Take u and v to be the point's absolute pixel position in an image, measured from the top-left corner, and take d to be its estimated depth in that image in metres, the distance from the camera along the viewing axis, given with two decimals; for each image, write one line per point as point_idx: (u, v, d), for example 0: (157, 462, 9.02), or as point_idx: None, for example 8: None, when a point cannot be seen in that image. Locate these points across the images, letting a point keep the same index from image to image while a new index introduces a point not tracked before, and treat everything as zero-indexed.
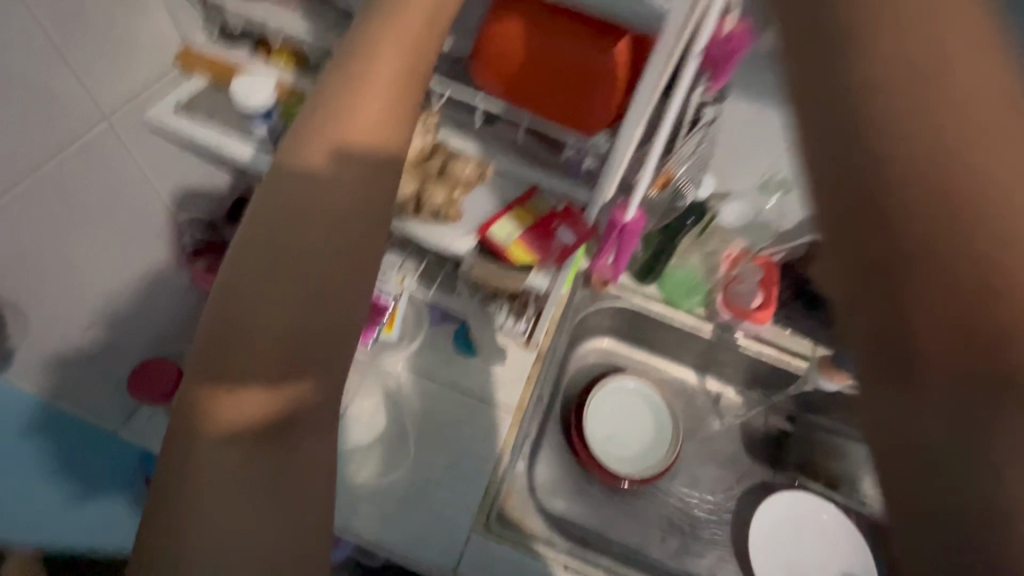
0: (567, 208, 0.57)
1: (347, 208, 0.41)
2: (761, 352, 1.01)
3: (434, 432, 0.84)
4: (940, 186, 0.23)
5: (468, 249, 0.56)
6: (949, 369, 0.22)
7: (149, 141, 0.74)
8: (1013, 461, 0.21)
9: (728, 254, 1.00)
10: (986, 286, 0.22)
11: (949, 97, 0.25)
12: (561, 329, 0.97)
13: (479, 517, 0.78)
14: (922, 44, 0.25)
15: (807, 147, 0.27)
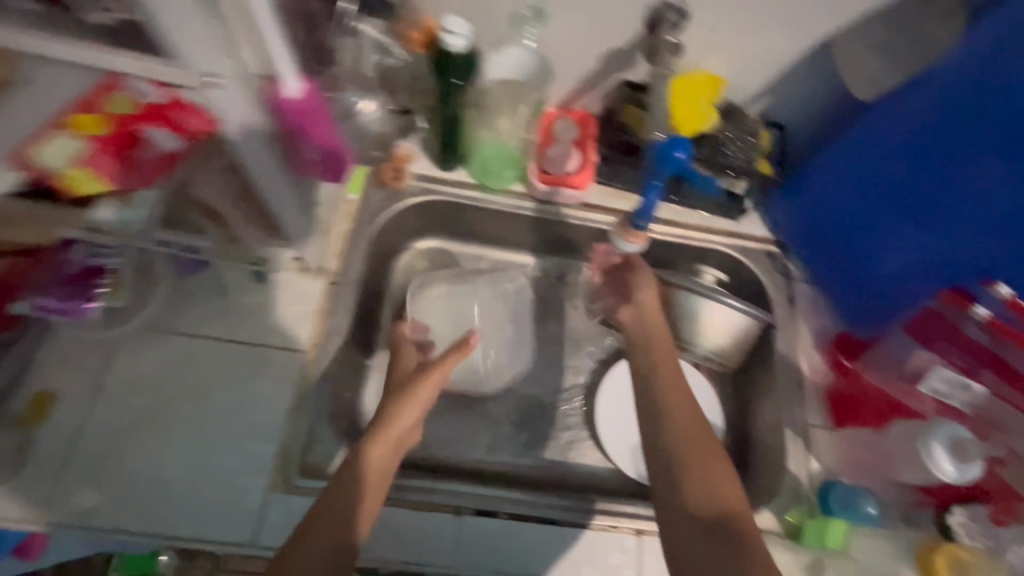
0: (165, 102, 0.48)
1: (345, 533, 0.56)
2: (588, 221, 0.90)
3: (209, 400, 0.72)
4: (686, 444, 0.63)
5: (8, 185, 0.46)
6: (697, 488, 0.60)
7: None
8: (703, 493, 0.60)
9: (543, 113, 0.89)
10: (701, 486, 0.60)
11: (675, 423, 0.65)
12: (355, 243, 0.83)
13: (275, 478, 0.69)
14: (671, 418, 0.66)
15: (658, 438, 0.65)
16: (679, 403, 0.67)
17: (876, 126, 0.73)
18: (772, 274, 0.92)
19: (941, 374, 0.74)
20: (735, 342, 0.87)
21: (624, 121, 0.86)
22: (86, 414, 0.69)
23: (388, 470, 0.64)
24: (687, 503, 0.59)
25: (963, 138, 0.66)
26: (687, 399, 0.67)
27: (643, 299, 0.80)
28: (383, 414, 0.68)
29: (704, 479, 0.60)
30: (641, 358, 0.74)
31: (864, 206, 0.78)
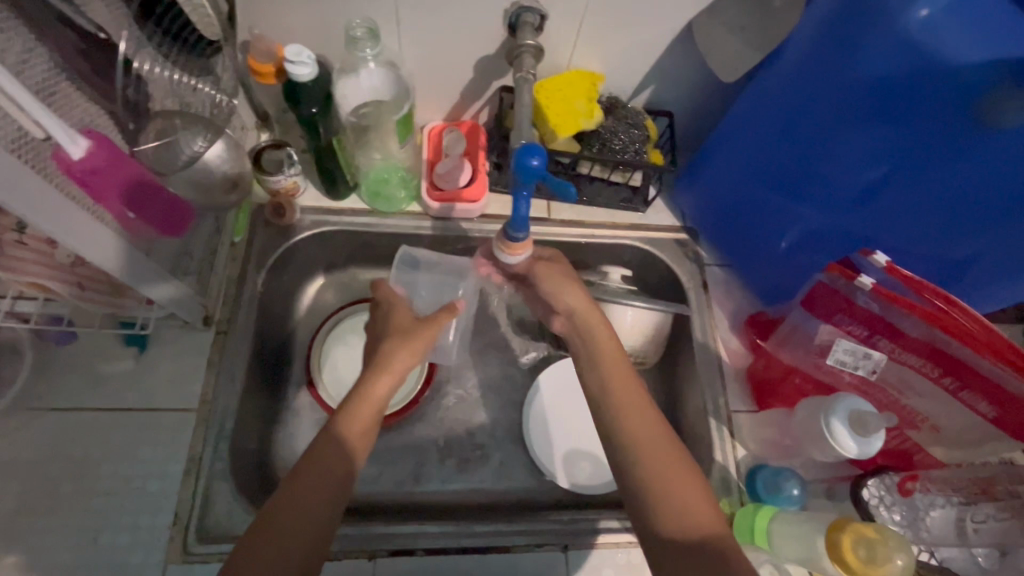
0: None
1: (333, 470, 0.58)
2: (490, 232, 0.88)
3: (94, 475, 0.68)
4: (649, 465, 0.58)
5: None
6: (664, 516, 0.55)
7: None
8: (673, 519, 0.55)
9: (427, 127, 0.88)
10: (671, 514, 0.55)
11: (633, 435, 0.60)
12: (244, 288, 0.79)
13: (170, 548, 0.65)
14: (628, 430, 0.61)
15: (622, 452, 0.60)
16: (635, 416, 0.62)
17: (769, 85, 0.70)
18: (682, 262, 0.91)
19: (844, 345, 0.72)
20: (651, 339, 0.86)
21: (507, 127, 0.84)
22: None
23: (371, 428, 0.63)
24: (657, 527, 0.55)
25: (839, 110, 0.64)
26: (644, 418, 0.61)
27: (574, 308, 0.72)
28: (379, 360, 0.68)
29: (661, 508, 0.55)
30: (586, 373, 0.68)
31: (769, 172, 0.76)
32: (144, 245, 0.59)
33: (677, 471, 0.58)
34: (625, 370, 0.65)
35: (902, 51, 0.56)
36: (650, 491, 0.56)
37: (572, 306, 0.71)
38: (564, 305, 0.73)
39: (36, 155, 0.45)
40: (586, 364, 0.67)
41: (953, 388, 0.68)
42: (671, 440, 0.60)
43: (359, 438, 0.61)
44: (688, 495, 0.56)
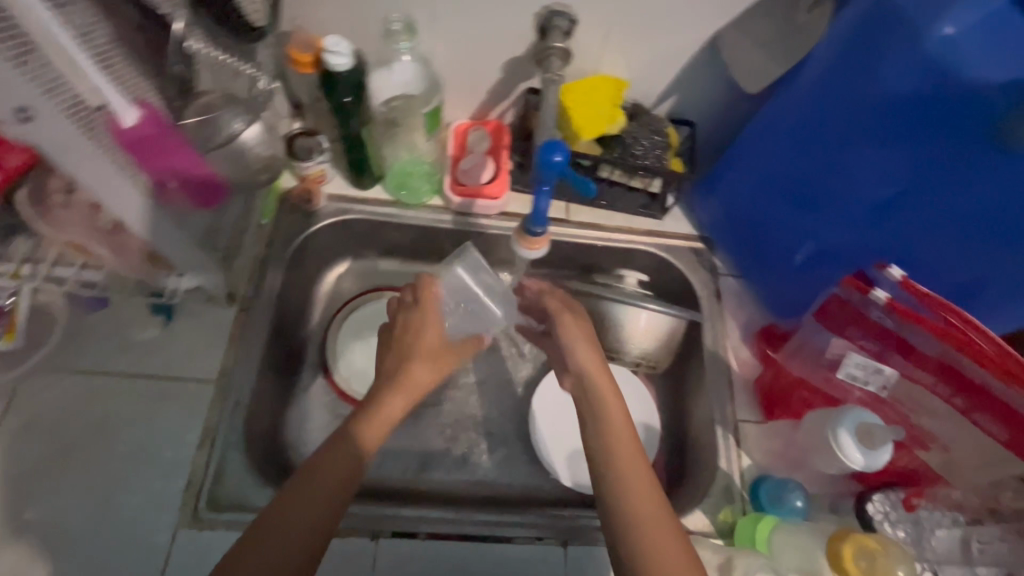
0: None
1: (345, 481, 0.58)
2: (508, 230, 0.90)
3: (114, 436, 0.70)
4: (644, 539, 0.56)
5: None
6: None
7: None
8: None
9: (451, 125, 0.90)
10: None
11: (632, 501, 0.58)
12: (269, 269, 0.82)
13: (181, 514, 0.67)
14: (626, 493, 0.59)
15: (616, 513, 0.59)
16: (633, 476, 0.60)
17: (794, 94, 0.70)
18: (696, 271, 0.92)
19: (855, 359, 0.72)
20: (664, 344, 0.87)
21: (531, 128, 0.86)
22: None
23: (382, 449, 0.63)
24: None
25: (863, 121, 0.64)
26: (645, 488, 0.60)
27: (584, 367, 0.70)
28: (399, 376, 0.66)
29: (655, 555, 0.55)
30: (589, 426, 0.65)
31: (790, 181, 0.76)
32: (180, 217, 0.61)
33: (675, 545, 0.56)
34: (632, 438, 0.63)
35: (925, 68, 0.57)
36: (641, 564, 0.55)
37: (582, 366, 0.70)
38: (578, 365, 0.70)
39: (93, 127, 0.48)
40: (590, 416, 0.66)
41: (964, 408, 0.68)
42: (669, 513, 0.58)
43: (373, 449, 0.62)
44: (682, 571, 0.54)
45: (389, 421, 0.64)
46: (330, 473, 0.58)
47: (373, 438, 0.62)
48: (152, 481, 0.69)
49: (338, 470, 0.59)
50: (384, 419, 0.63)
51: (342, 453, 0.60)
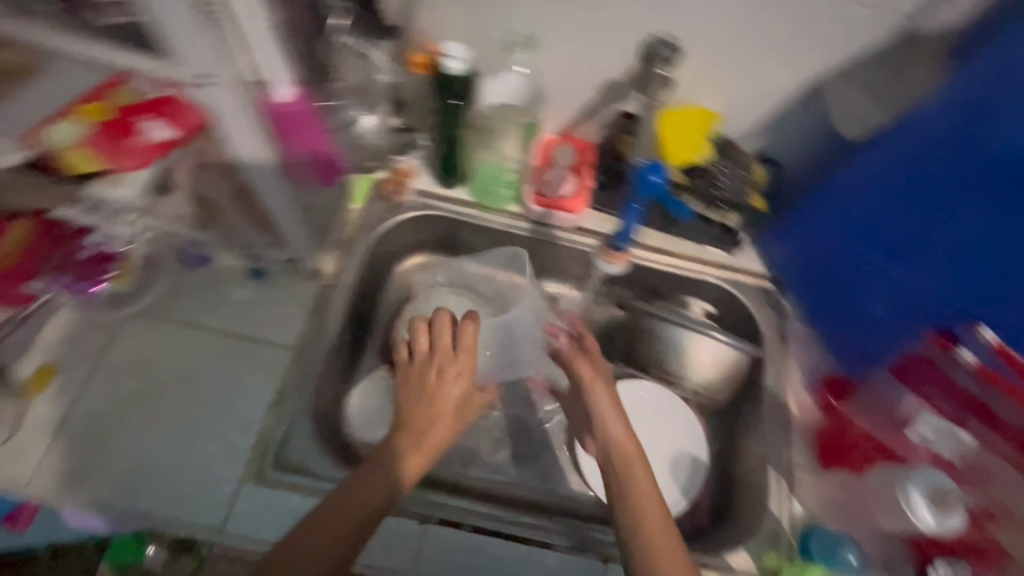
0: (162, 99, 0.52)
1: (379, 490, 0.64)
2: (580, 245, 0.92)
3: (196, 386, 0.75)
4: None
5: (22, 160, 0.47)
6: None
7: None
8: None
9: (542, 137, 0.94)
10: None
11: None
12: (352, 251, 0.87)
13: (246, 469, 0.71)
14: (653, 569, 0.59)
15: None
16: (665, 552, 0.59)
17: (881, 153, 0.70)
18: (764, 310, 0.91)
19: (929, 422, 0.75)
20: (722, 374, 0.88)
21: (619, 150, 0.88)
22: (83, 388, 0.73)
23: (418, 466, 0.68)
24: None
25: (966, 180, 0.65)
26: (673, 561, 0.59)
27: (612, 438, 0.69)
28: (423, 416, 0.70)
29: None
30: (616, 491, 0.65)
31: (875, 234, 0.76)
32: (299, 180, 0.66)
33: None
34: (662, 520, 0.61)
35: None
36: None
37: (615, 435, 0.70)
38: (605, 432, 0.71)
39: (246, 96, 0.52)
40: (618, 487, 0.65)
41: None
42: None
43: (412, 463, 0.67)
44: None
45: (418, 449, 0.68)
46: (370, 481, 0.65)
47: (410, 454, 0.68)
48: (224, 434, 0.73)
49: (376, 476, 0.64)
50: (417, 442, 0.68)
51: (381, 465, 0.67)
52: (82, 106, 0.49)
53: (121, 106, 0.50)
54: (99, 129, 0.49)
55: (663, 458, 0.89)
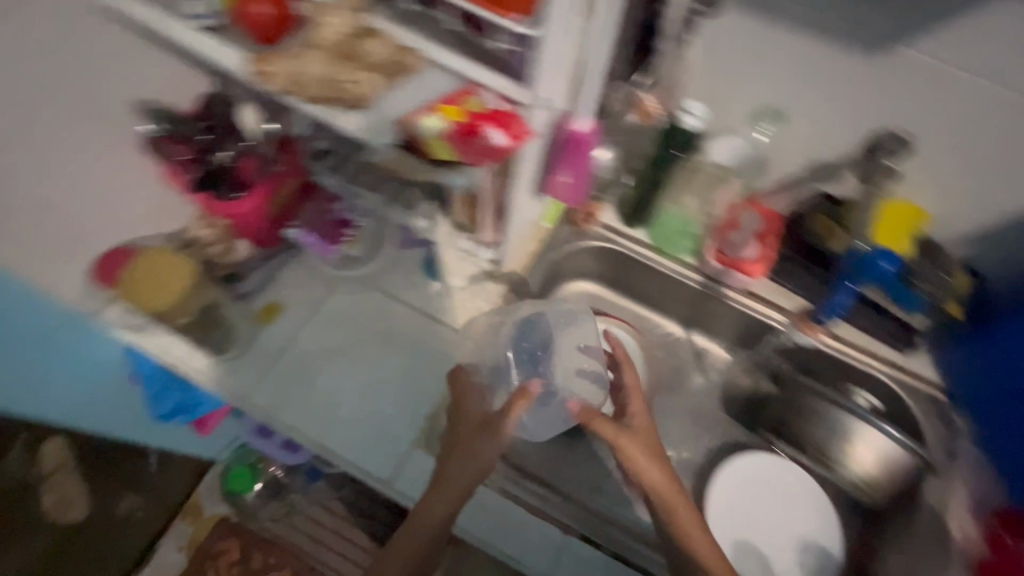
0: (508, 111, 0.53)
1: (446, 503, 0.67)
2: (748, 308, 0.95)
3: (391, 352, 0.84)
4: None
5: (386, 137, 0.51)
6: None
7: (140, 53, 0.68)
8: None
9: (728, 202, 0.93)
10: None
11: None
12: (537, 264, 0.95)
13: (421, 437, 0.79)
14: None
15: None
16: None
17: None
18: (931, 419, 0.88)
19: None
20: (885, 472, 0.87)
21: (813, 227, 0.89)
22: (301, 329, 0.84)
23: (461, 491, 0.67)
24: None
25: None
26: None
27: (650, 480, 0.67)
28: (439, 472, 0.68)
29: None
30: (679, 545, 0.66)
31: None
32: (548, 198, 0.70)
33: None
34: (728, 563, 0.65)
35: None
36: None
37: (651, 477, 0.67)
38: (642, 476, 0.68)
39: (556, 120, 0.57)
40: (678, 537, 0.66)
41: None
42: None
43: (460, 483, 0.67)
44: None
45: (463, 478, 0.67)
46: (440, 491, 0.67)
47: (456, 484, 0.67)
48: (406, 400, 0.81)
49: (444, 495, 0.67)
50: (463, 466, 0.67)
51: (441, 479, 0.68)
52: (439, 105, 0.52)
53: (475, 111, 0.53)
54: (454, 126, 0.52)
55: (793, 543, 0.87)
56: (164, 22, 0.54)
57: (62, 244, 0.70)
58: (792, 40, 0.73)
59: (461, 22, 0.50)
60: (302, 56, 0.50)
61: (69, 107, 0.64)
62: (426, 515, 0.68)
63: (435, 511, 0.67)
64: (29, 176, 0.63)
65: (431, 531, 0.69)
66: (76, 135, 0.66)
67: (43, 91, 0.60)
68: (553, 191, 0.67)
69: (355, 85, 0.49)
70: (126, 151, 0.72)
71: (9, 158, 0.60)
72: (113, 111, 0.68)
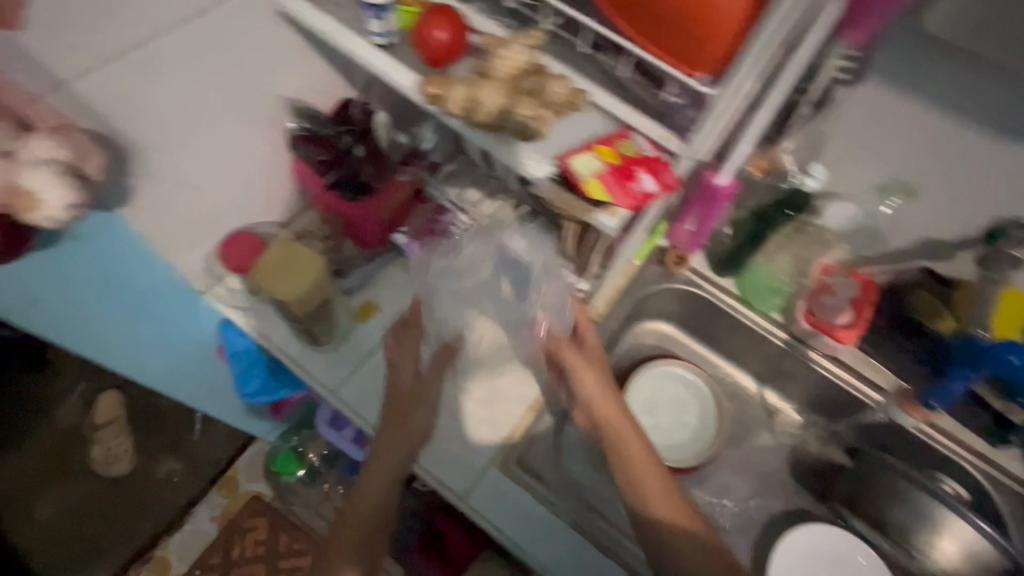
0: (657, 157, 0.54)
1: (394, 453, 0.75)
2: (833, 374, 0.93)
3: (475, 367, 0.86)
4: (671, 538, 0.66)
5: (546, 175, 0.53)
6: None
7: (297, 56, 0.73)
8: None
9: (821, 264, 0.92)
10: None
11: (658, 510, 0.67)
12: (623, 299, 0.96)
13: (497, 455, 0.79)
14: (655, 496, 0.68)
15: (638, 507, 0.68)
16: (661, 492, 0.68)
17: None
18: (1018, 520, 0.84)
19: None
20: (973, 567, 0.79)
21: (912, 300, 0.88)
22: (392, 331, 0.87)
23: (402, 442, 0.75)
24: None
25: None
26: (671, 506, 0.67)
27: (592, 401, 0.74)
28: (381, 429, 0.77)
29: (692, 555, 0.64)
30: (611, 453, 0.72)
31: None
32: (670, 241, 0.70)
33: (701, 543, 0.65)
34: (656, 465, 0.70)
35: None
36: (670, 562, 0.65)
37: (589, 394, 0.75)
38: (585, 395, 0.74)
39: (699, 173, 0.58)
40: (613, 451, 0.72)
41: None
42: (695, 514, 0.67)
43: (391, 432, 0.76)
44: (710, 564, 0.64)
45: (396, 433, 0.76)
46: (394, 443, 0.75)
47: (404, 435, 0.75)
48: (484, 417, 0.82)
49: (394, 448, 0.75)
50: (402, 418, 0.77)
51: (393, 432, 0.76)
52: (596, 145, 0.54)
53: (627, 155, 0.54)
54: (609, 167, 0.53)
55: None
56: (348, 39, 0.58)
57: (197, 222, 0.75)
58: (927, 119, 0.74)
59: (631, 70, 0.52)
60: (472, 87, 0.52)
61: (233, 100, 0.69)
62: (376, 465, 0.76)
63: (383, 463, 0.75)
64: (187, 158, 0.68)
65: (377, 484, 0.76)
66: (230, 124, 0.70)
67: (214, 82, 0.65)
68: (670, 236, 0.69)
69: (531, 122, 0.49)
70: (262, 139, 0.76)
71: (177, 140, 0.65)
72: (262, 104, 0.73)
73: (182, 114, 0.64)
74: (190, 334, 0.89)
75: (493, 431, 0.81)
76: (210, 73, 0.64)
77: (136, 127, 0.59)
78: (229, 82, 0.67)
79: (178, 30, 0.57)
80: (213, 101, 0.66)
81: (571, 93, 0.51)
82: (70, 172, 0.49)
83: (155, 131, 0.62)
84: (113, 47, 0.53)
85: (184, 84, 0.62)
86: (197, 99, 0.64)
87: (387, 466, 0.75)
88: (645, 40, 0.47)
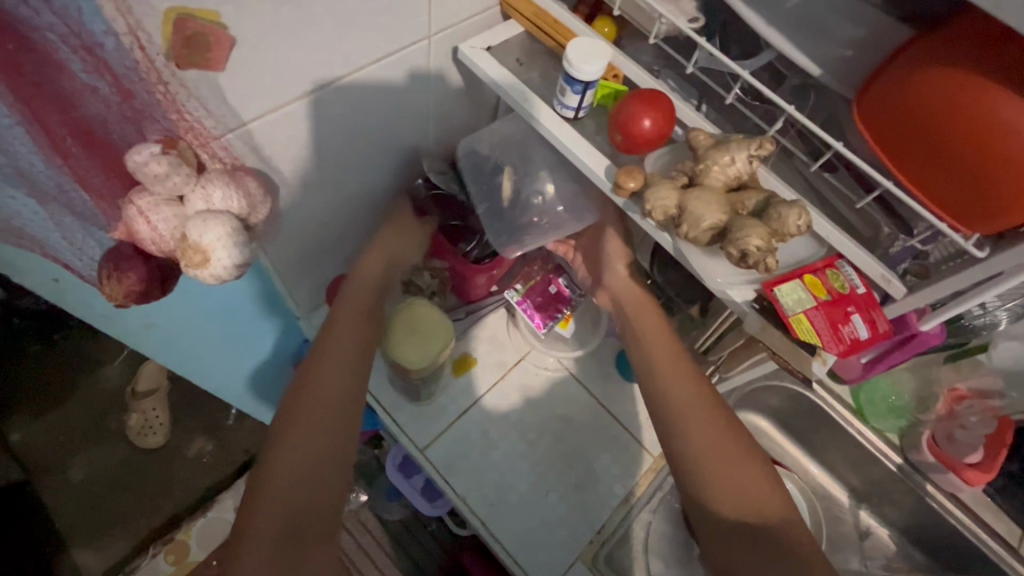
0: (867, 295, 0.47)
1: (306, 434, 0.57)
2: (949, 513, 0.83)
3: (568, 443, 0.80)
4: (679, 409, 0.59)
5: (745, 301, 0.48)
6: (703, 441, 0.57)
7: (450, 100, 0.69)
8: (696, 449, 0.56)
9: (953, 390, 0.85)
10: (716, 455, 0.56)
11: (675, 380, 0.61)
12: None
13: (584, 551, 0.74)
14: (676, 371, 0.62)
15: (656, 382, 0.62)
16: (676, 367, 0.63)
17: None
18: None
19: None
20: None
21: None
22: (486, 393, 0.82)
23: (314, 410, 0.58)
24: (699, 487, 0.55)
25: None
26: (684, 377, 0.62)
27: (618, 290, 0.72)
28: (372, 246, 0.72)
29: (701, 430, 0.57)
30: (630, 325, 0.68)
31: None
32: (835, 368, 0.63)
33: (721, 419, 0.59)
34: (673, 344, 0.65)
35: None
36: (679, 434, 0.58)
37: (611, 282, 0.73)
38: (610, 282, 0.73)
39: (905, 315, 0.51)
40: (630, 338, 0.67)
41: None
42: (717, 397, 0.61)
43: (376, 258, 0.70)
44: (724, 436, 0.57)
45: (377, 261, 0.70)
46: (305, 431, 0.57)
47: (320, 401, 0.59)
48: (573, 506, 0.76)
49: (298, 419, 0.58)
50: (382, 246, 0.71)
51: (302, 405, 0.59)
52: (802, 275, 0.47)
53: (839, 292, 0.47)
54: (819, 303, 0.46)
55: None
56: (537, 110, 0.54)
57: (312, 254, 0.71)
58: None
59: (869, 203, 0.46)
60: (684, 195, 0.46)
61: (386, 140, 0.65)
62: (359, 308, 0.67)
63: (363, 301, 0.67)
64: (328, 195, 0.64)
65: (366, 295, 0.68)
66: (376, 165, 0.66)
67: (377, 126, 0.61)
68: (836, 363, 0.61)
69: (760, 253, 0.43)
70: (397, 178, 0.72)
71: (327, 180, 0.61)
72: (405, 145, 0.69)
73: (340, 156, 0.60)
74: (284, 354, 0.89)
75: (582, 520, 0.75)
76: (377, 114, 0.59)
77: (295, 168, 0.56)
78: (389, 123, 0.62)
79: (360, 75, 0.53)
80: (368, 142, 0.62)
81: (807, 227, 0.44)
82: (238, 225, 0.45)
83: (311, 172, 0.58)
84: (296, 91, 0.48)
85: (349, 128, 0.57)
86: (355, 141, 0.60)
87: (295, 442, 0.56)
88: (914, 185, 0.41)
